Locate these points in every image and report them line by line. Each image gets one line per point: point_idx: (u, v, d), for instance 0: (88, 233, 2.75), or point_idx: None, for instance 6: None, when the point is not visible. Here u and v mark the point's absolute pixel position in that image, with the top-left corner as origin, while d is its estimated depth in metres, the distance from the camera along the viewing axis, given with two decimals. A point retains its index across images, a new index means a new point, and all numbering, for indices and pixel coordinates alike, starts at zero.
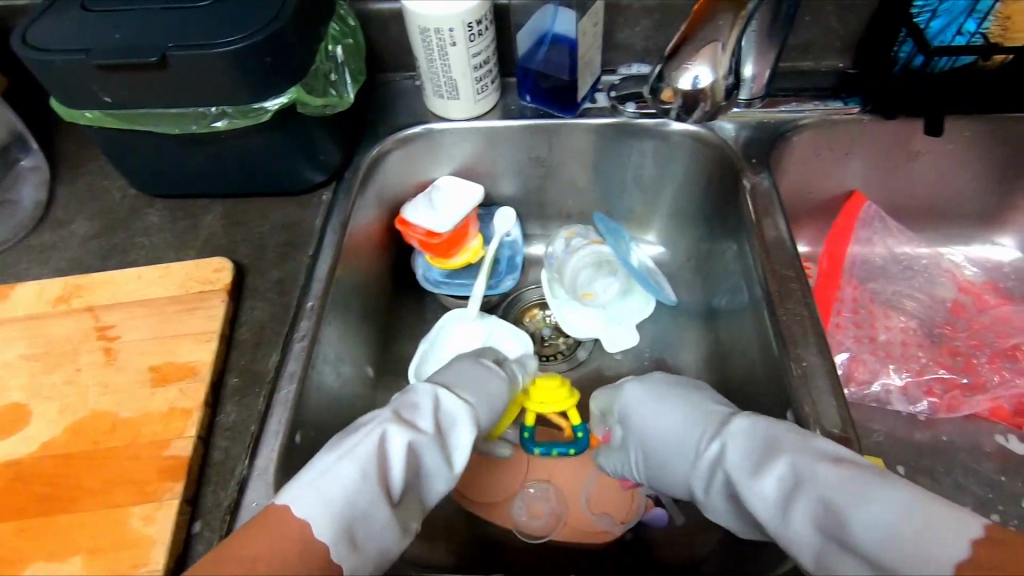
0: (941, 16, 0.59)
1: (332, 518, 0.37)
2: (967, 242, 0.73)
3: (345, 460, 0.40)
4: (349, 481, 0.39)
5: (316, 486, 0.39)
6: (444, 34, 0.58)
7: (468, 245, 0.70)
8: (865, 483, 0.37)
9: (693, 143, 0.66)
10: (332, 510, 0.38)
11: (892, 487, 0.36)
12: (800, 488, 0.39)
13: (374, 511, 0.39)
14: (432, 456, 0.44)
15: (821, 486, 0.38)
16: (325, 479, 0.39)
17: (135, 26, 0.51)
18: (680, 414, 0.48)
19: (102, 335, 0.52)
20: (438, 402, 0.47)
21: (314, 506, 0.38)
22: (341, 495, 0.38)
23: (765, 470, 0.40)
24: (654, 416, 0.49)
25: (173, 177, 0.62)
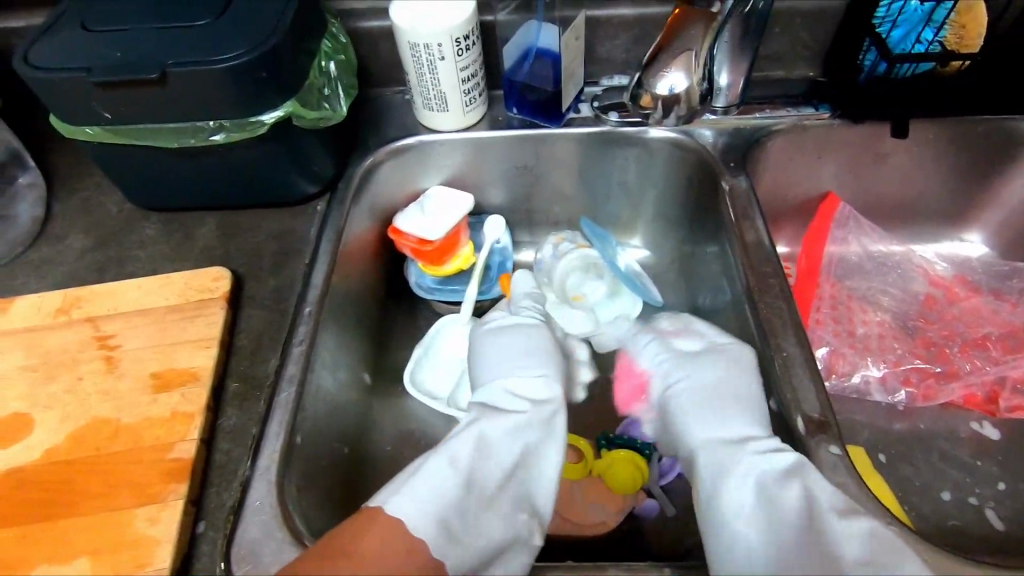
0: (901, 26, 0.63)
1: (422, 516, 0.42)
2: (937, 240, 0.77)
3: (441, 457, 0.45)
4: (439, 483, 0.44)
5: (421, 485, 0.43)
6: (433, 49, 0.60)
7: (460, 252, 0.72)
8: (887, 542, 0.40)
9: (674, 149, 0.69)
10: (431, 513, 0.42)
11: (864, 516, 0.41)
12: (827, 517, 0.41)
13: (481, 505, 0.44)
14: (530, 437, 0.49)
15: (837, 524, 0.41)
16: (425, 481, 0.43)
17: (135, 44, 0.53)
18: (745, 387, 0.51)
19: (103, 344, 0.53)
20: (514, 386, 0.53)
21: (412, 506, 0.42)
22: (433, 496, 0.43)
23: (802, 488, 0.43)
24: (717, 375, 0.53)
25: (170, 191, 0.64)
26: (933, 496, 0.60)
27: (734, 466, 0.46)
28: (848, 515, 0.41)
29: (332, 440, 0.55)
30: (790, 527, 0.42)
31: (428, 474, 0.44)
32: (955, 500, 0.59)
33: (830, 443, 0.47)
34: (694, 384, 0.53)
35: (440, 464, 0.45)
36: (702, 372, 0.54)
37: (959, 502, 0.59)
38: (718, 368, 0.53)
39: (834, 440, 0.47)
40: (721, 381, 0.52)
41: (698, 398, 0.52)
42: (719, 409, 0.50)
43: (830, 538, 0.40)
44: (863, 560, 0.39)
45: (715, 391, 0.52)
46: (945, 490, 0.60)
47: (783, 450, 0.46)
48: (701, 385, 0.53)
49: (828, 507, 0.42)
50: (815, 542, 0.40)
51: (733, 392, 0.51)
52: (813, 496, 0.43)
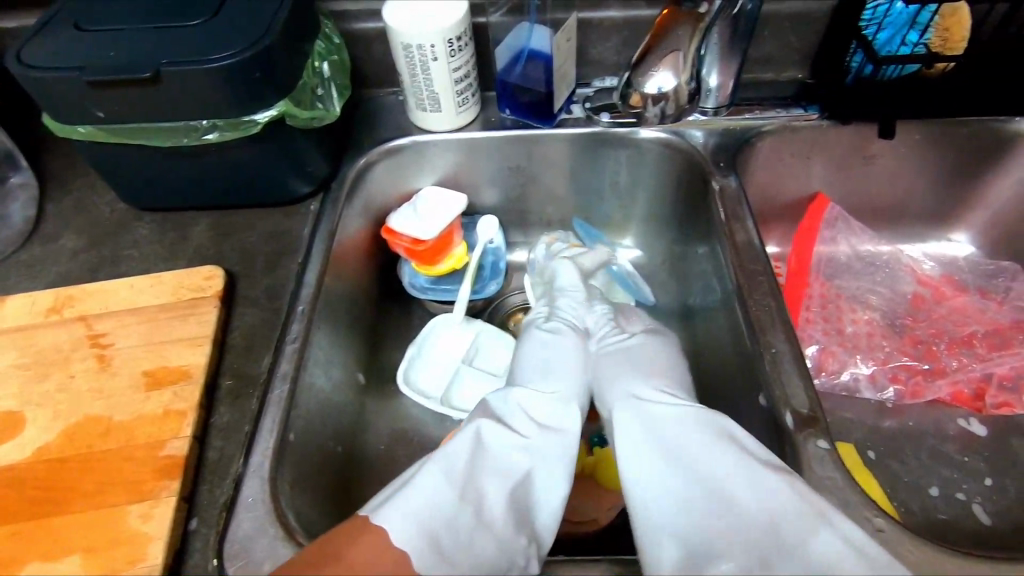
0: (886, 29, 0.64)
1: (412, 527, 0.41)
2: (924, 240, 0.78)
3: (435, 466, 0.45)
4: (431, 493, 0.43)
5: (415, 494, 0.43)
6: (426, 50, 0.61)
7: (453, 252, 0.72)
8: (807, 500, 0.42)
9: (665, 150, 0.70)
10: (420, 523, 0.42)
11: (846, 518, 0.41)
12: (744, 478, 0.44)
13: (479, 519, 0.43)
14: (528, 454, 0.49)
15: (760, 486, 0.43)
16: (417, 491, 0.43)
17: (129, 44, 0.53)
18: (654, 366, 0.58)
19: (95, 343, 0.53)
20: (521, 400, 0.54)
21: (400, 516, 0.42)
22: (424, 507, 0.42)
23: (724, 449, 0.46)
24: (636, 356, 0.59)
25: (163, 191, 0.64)
26: (922, 492, 0.60)
27: (647, 428, 0.50)
28: (761, 471, 0.44)
29: (325, 439, 0.56)
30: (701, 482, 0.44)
31: (425, 481, 0.44)
32: (943, 496, 0.60)
33: (818, 438, 0.48)
34: (611, 352, 0.61)
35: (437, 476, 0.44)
36: (621, 347, 0.61)
37: (947, 498, 0.60)
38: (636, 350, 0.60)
39: (822, 435, 0.48)
40: (634, 356, 0.59)
41: (614, 367, 0.59)
42: (631, 374, 0.57)
43: (744, 496, 0.43)
44: (789, 522, 0.41)
45: (630, 361, 0.59)
46: (933, 486, 0.61)
47: (691, 412, 0.50)
48: (619, 355, 0.60)
49: (751, 472, 0.44)
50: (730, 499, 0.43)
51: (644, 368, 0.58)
52: (736, 461, 0.45)
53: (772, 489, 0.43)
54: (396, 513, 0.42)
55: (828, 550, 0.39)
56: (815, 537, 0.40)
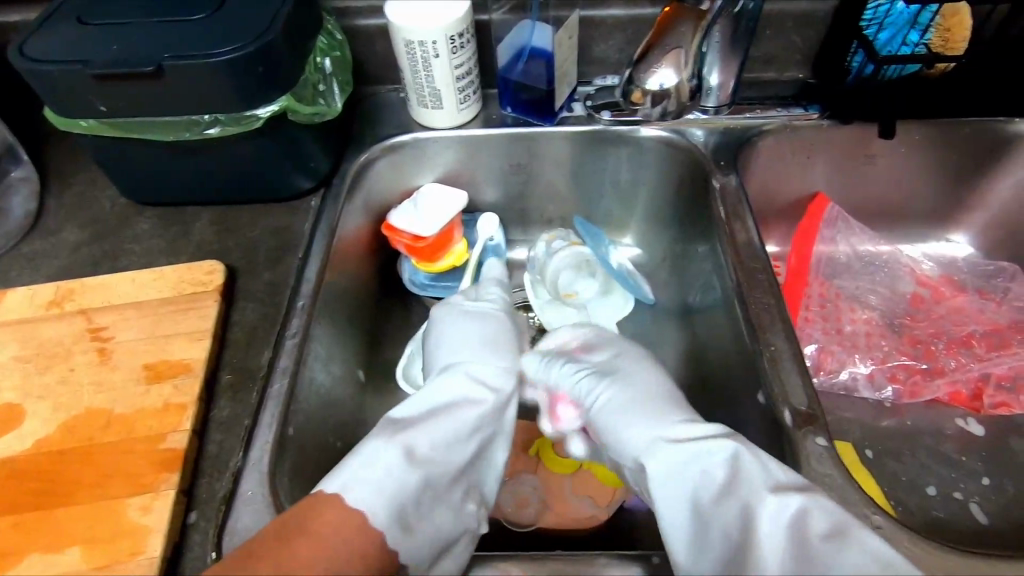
0: (887, 28, 0.64)
1: (381, 500, 0.43)
2: (924, 240, 0.78)
3: (404, 444, 0.46)
4: (393, 463, 0.44)
5: (368, 473, 0.44)
6: (428, 46, 0.61)
7: (453, 248, 0.73)
8: (833, 514, 0.41)
9: (665, 149, 0.70)
10: (386, 499, 0.43)
11: (866, 527, 0.40)
12: (772, 509, 0.42)
13: (429, 489, 0.45)
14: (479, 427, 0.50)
15: (790, 513, 0.41)
16: (383, 469, 0.44)
17: (131, 38, 0.53)
18: (649, 385, 0.53)
19: (95, 336, 0.53)
20: (478, 378, 0.54)
21: (362, 489, 0.43)
22: (386, 477, 0.44)
23: (746, 478, 0.44)
24: (636, 381, 0.53)
25: (165, 185, 0.64)
26: (919, 491, 0.61)
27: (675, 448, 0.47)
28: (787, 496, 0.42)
29: (324, 434, 0.56)
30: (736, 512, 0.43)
31: (382, 457, 0.45)
32: (940, 495, 0.60)
33: (816, 435, 0.48)
34: (612, 399, 0.52)
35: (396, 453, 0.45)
36: (617, 382, 0.54)
37: (944, 497, 0.60)
38: (642, 378, 0.54)
39: (820, 432, 0.48)
40: (638, 395, 0.52)
41: (617, 408, 0.51)
42: (640, 421, 0.50)
43: (774, 527, 0.41)
44: (822, 547, 0.40)
45: (634, 392, 0.52)
46: (930, 485, 0.61)
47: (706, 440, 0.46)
48: (618, 398, 0.52)
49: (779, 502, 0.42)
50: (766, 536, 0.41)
51: (659, 396, 0.52)
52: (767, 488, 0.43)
53: (800, 516, 0.41)
54: (357, 487, 0.43)
55: (860, 567, 0.38)
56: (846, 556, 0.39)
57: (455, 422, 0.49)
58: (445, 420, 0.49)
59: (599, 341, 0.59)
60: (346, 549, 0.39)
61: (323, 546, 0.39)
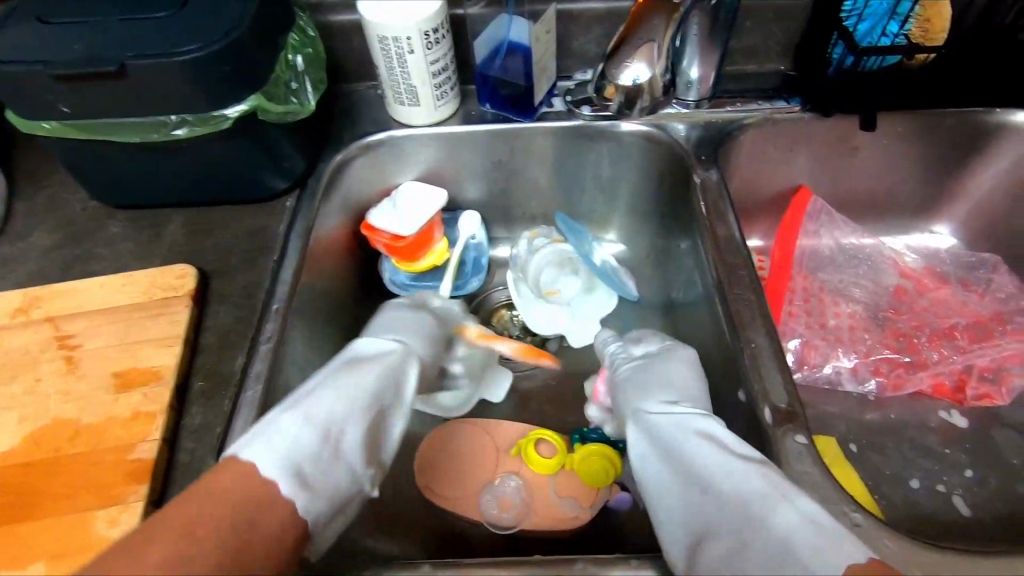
0: (866, 19, 0.64)
1: (277, 459, 0.40)
2: (907, 232, 0.78)
3: (296, 409, 0.44)
4: (290, 426, 0.43)
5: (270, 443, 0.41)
6: (402, 42, 0.60)
7: (434, 247, 0.72)
8: (775, 485, 0.40)
9: (646, 143, 0.69)
10: (285, 461, 0.40)
11: (805, 498, 0.40)
12: (726, 471, 0.43)
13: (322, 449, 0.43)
14: (381, 396, 0.49)
15: (736, 476, 0.42)
16: (283, 434, 0.42)
17: (93, 37, 0.51)
18: (671, 368, 0.55)
19: (63, 345, 0.52)
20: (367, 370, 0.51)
21: (269, 455, 0.40)
22: (288, 440, 0.42)
23: (701, 448, 0.45)
24: (655, 365, 0.56)
25: (135, 188, 0.62)
26: (902, 484, 0.60)
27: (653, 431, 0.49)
28: (737, 463, 0.43)
29: None
30: (692, 477, 0.44)
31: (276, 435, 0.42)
32: (924, 488, 0.60)
33: (797, 433, 0.47)
34: (630, 378, 0.57)
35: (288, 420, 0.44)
36: (635, 369, 0.57)
37: (927, 490, 0.60)
38: (664, 365, 0.56)
39: (800, 430, 0.48)
40: (648, 377, 0.55)
41: (630, 384, 0.56)
42: (646, 394, 0.53)
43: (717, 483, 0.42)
44: (758, 504, 0.40)
45: (648, 375, 0.55)
46: (914, 478, 0.61)
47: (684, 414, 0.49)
48: (636, 376, 0.56)
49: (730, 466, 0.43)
50: (705, 487, 0.42)
51: (667, 377, 0.54)
52: (717, 456, 0.44)
53: (746, 480, 0.41)
54: (258, 447, 0.41)
55: (786, 528, 0.38)
56: (778, 518, 0.38)
57: (345, 390, 0.47)
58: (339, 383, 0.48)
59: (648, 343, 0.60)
60: (239, 490, 0.37)
61: (221, 498, 0.36)
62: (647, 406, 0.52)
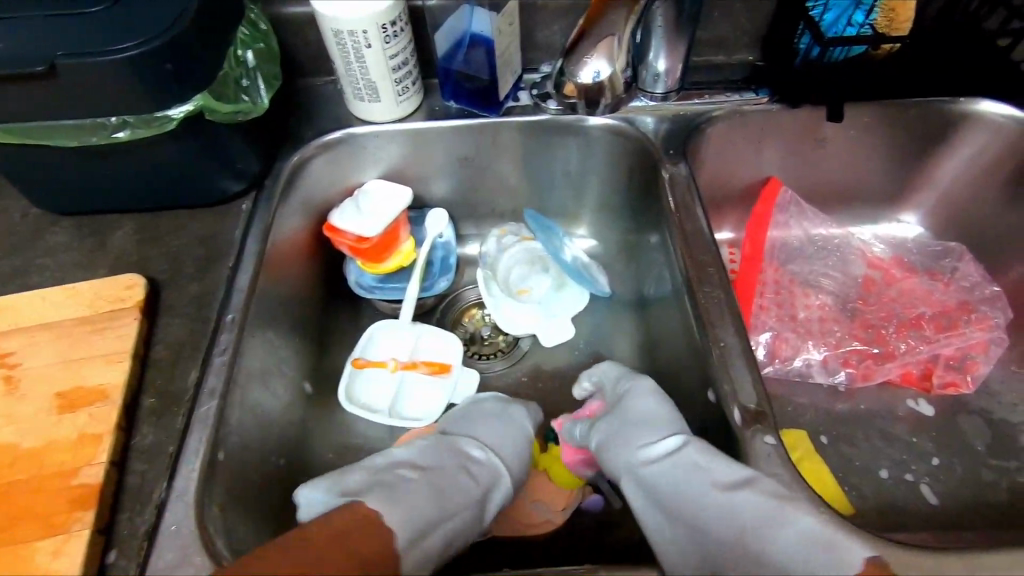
0: (832, 9, 0.64)
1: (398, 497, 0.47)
2: (875, 221, 0.78)
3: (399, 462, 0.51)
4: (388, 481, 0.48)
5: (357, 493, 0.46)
6: (358, 36, 0.57)
7: (400, 248, 0.69)
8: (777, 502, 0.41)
9: (615, 138, 0.68)
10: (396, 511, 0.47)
11: (805, 513, 0.41)
12: (724, 507, 0.42)
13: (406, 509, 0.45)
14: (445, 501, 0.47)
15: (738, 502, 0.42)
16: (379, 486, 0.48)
17: (20, 34, 0.48)
18: (648, 415, 0.52)
19: (2, 364, 0.49)
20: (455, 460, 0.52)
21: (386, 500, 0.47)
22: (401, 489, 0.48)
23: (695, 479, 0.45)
24: (631, 409, 0.53)
25: (78, 194, 0.59)
26: (872, 475, 0.61)
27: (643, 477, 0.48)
28: (737, 491, 0.43)
29: (264, 453, 0.53)
30: (692, 521, 0.43)
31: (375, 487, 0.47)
32: (892, 478, 0.61)
33: (766, 434, 0.47)
34: (612, 437, 0.52)
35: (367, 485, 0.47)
36: (614, 426, 0.53)
37: (896, 480, 0.61)
38: (638, 405, 0.53)
39: (769, 431, 0.47)
40: (627, 423, 0.52)
41: (611, 440, 0.52)
42: (630, 452, 0.50)
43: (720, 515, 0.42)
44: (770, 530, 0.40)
45: (628, 423, 0.52)
46: (883, 468, 0.61)
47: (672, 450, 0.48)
48: (616, 436, 0.52)
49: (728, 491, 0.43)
50: (707, 527, 0.42)
51: (647, 420, 0.52)
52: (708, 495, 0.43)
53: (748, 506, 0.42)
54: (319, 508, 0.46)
55: (787, 549, 0.39)
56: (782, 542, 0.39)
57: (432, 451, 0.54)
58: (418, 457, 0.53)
59: (610, 392, 0.58)
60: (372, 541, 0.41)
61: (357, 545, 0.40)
62: (636, 454, 0.50)
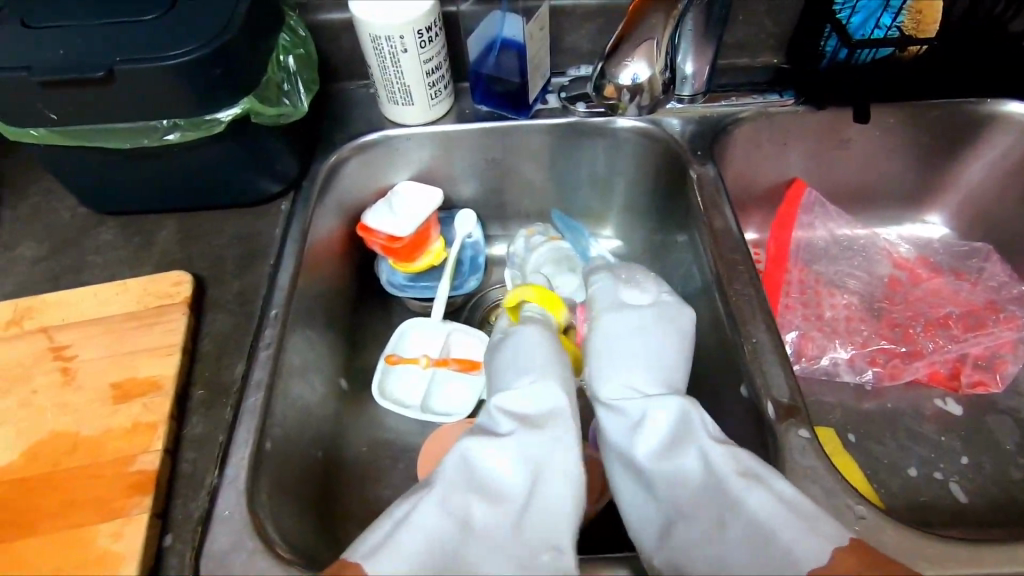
0: (860, 12, 0.65)
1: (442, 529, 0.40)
2: (900, 222, 0.78)
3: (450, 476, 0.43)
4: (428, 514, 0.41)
5: (408, 536, 0.40)
6: (395, 41, 0.59)
7: (431, 247, 0.71)
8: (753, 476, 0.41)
9: (642, 139, 0.69)
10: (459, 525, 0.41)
11: (780, 479, 0.41)
12: (711, 466, 0.42)
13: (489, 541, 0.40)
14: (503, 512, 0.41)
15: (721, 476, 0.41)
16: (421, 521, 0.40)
17: (78, 41, 0.50)
18: (653, 336, 0.52)
19: (58, 356, 0.51)
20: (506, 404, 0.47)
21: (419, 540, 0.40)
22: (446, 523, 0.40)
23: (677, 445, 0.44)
24: (637, 322, 0.54)
25: (125, 194, 0.61)
26: (901, 473, 0.61)
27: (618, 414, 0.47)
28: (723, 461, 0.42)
29: (305, 445, 0.54)
30: (670, 475, 0.42)
31: (418, 523, 0.40)
32: (921, 476, 0.61)
33: (800, 427, 0.48)
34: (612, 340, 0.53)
35: (427, 509, 0.41)
36: (628, 322, 0.54)
37: (925, 478, 0.61)
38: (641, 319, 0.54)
39: (803, 424, 0.48)
40: (629, 336, 0.52)
41: (604, 345, 0.52)
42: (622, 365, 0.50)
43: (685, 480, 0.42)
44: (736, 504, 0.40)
45: (629, 337, 0.52)
46: (912, 466, 0.62)
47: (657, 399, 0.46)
48: (615, 334, 0.53)
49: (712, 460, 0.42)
50: (684, 479, 0.42)
51: (645, 337, 0.52)
52: (695, 452, 0.43)
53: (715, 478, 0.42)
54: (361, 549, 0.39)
55: (762, 508, 0.39)
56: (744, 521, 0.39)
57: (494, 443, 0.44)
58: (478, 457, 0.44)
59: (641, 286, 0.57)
60: None
61: None
62: (613, 386, 0.49)
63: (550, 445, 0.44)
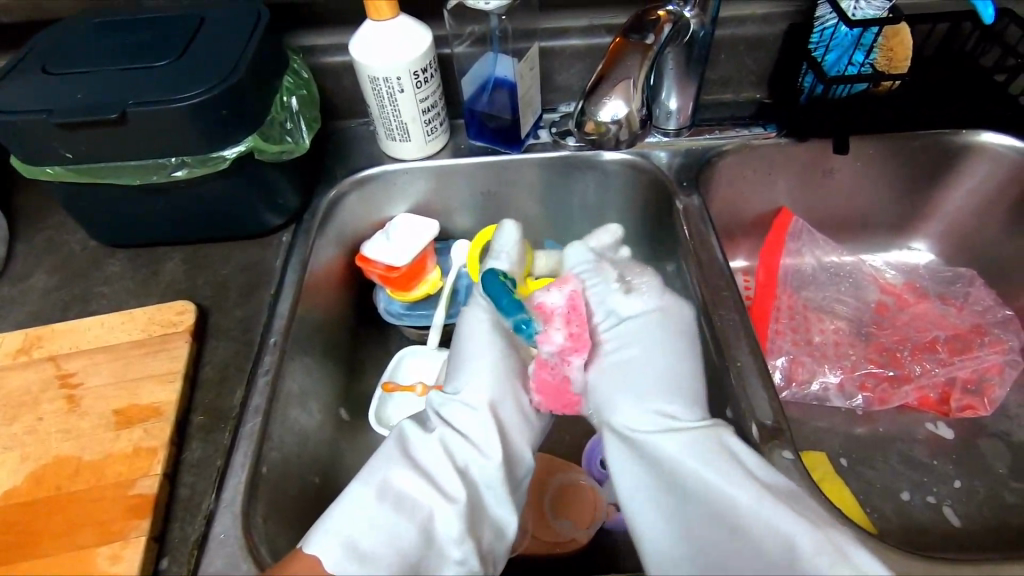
0: (833, 50, 0.67)
1: (376, 521, 0.43)
2: (886, 249, 0.80)
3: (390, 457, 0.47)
4: (364, 498, 0.44)
5: (347, 511, 0.43)
6: (392, 82, 0.62)
7: (427, 277, 0.72)
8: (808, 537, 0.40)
9: (630, 171, 0.72)
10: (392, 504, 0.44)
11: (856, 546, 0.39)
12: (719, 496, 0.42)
13: (421, 521, 0.43)
14: (441, 495, 0.45)
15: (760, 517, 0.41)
16: (359, 507, 0.43)
17: (95, 86, 0.54)
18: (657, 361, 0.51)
19: (64, 383, 0.53)
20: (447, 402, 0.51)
21: (358, 533, 0.42)
22: (381, 509, 0.43)
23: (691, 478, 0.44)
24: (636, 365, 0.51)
25: (132, 227, 0.64)
26: (893, 497, 0.61)
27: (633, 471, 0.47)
28: (730, 488, 0.42)
29: (301, 469, 0.55)
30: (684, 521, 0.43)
31: (356, 501, 0.44)
32: (913, 500, 0.61)
33: (783, 449, 0.49)
34: (612, 356, 0.53)
35: (366, 483, 0.45)
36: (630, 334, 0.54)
37: (917, 502, 0.61)
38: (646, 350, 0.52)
39: (787, 445, 0.49)
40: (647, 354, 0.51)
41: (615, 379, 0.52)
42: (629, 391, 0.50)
43: (726, 501, 0.42)
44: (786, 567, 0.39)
45: (632, 368, 0.52)
46: (904, 491, 0.62)
47: (690, 427, 0.47)
48: (627, 346, 0.53)
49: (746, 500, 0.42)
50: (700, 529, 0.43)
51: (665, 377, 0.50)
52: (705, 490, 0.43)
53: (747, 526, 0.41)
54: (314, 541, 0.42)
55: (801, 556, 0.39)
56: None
57: (427, 440, 0.48)
58: (418, 442, 0.48)
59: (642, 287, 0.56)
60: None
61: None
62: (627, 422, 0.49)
63: (486, 429, 0.49)
